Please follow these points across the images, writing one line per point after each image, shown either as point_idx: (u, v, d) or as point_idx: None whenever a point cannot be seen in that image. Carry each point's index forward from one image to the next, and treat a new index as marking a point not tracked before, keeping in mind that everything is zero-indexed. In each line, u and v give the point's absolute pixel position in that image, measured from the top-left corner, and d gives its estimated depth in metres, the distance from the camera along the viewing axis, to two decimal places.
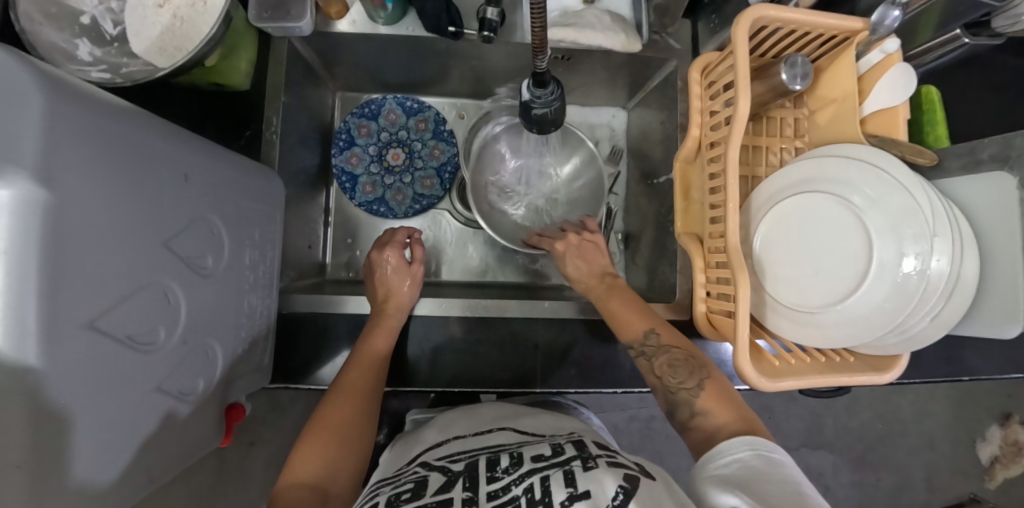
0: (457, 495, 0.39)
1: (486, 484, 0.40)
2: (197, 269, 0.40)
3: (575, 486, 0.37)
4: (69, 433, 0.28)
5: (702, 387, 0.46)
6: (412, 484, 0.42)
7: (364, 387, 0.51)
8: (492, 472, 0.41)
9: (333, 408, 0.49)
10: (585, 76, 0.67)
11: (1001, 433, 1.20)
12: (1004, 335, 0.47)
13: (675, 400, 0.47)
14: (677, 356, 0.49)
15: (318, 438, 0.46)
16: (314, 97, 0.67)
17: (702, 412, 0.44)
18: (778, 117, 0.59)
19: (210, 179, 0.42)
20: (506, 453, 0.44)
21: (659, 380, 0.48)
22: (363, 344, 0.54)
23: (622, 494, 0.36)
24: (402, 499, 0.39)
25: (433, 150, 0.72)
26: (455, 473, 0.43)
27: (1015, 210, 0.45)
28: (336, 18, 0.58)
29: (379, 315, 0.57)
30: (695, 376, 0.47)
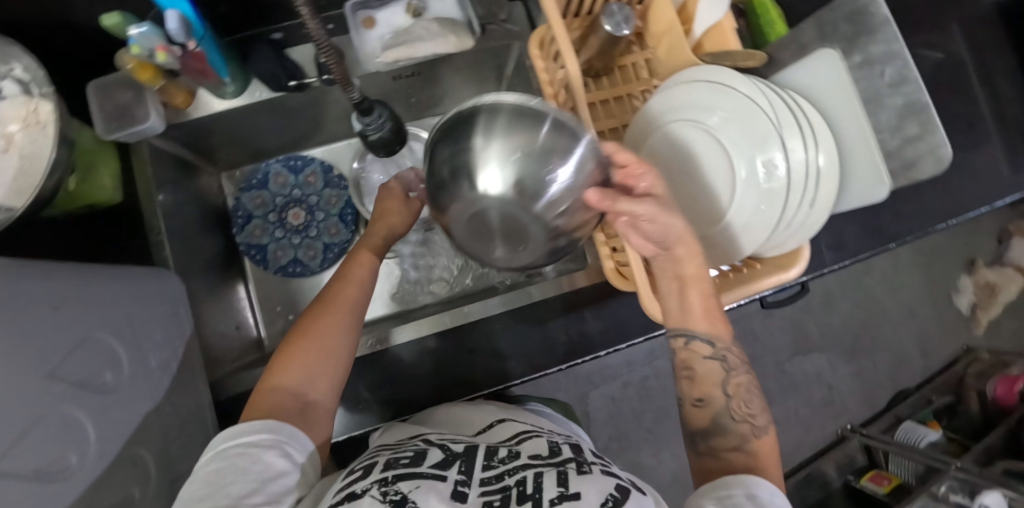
0: (452, 475, 0.40)
1: (480, 471, 0.41)
2: (98, 389, 0.40)
3: (565, 485, 0.37)
4: None
5: (769, 431, 0.45)
6: (411, 451, 0.44)
7: (351, 307, 0.51)
8: (491, 461, 0.43)
9: (312, 326, 0.48)
10: (445, 83, 0.69)
11: (971, 279, 1.24)
12: (876, 200, 0.49)
13: (725, 429, 0.45)
14: (748, 386, 0.47)
15: (297, 352, 0.47)
16: (197, 185, 0.67)
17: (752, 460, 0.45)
18: (628, 63, 0.61)
19: (85, 300, 0.42)
20: (503, 448, 0.46)
21: (730, 403, 0.46)
22: (342, 272, 0.54)
23: (613, 500, 0.37)
24: (401, 463, 0.41)
25: (330, 198, 0.73)
26: (454, 454, 0.44)
27: (846, 85, 0.47)
28: (185, 106, 0.59)
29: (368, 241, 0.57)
30: (765, 411, 0.46)
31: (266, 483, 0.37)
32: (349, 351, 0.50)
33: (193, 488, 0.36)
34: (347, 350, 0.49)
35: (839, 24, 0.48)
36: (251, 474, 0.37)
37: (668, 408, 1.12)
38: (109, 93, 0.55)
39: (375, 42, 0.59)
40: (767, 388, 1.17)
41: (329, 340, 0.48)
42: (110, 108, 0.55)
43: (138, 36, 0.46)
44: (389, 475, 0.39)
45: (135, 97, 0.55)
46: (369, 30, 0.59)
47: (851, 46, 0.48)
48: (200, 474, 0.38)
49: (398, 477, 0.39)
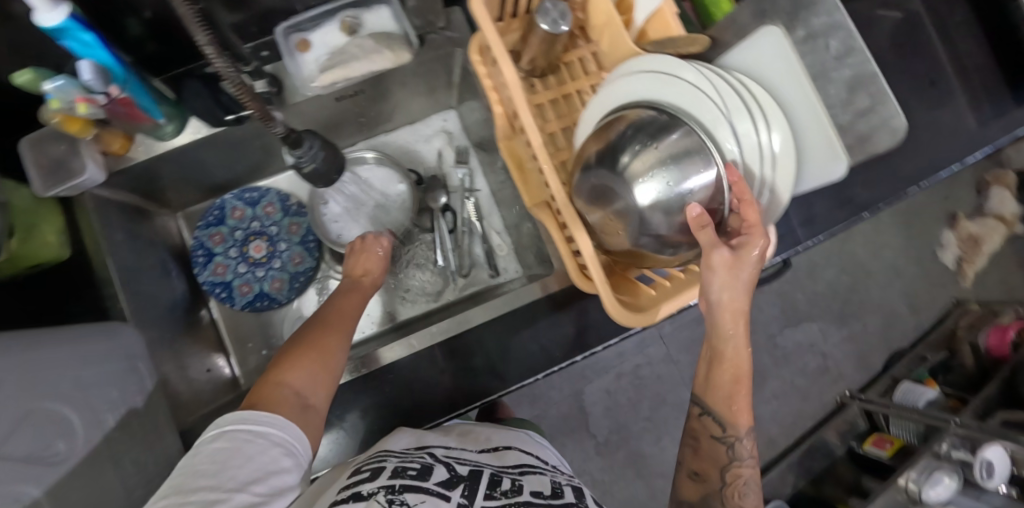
0: (456, 498, 0.42)
1: (483, 498, 0.43)
2: (48, 460, 0.39)
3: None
4: None
5: None
6: (418, 464, 0.44)
7: (343, 329, 0.53)
8: (491, 491, 0.44)
9: (309, 341, 0.49)
10: (393, 97, 0.68)
11: (954, 234, 1.23)
12: (834, 179, 0.48)
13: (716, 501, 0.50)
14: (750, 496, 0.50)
15: (297, 358, 0.47)
16: (150, 229, 0.66)
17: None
18: (573, 59, 0.59)
19: (28, 369, 0.41)
20: (507, 478, 0.48)
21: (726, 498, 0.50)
22: (332, 304, 0.57)
23: None
24: (408, 475, 0.42)
25: (291, 227, 0.71)
26: (457, 475, 0.45)
27: (791, 60, 0.45)
28: (124, 151, 0.57)
29: (353, 284, 0.60)
30: None
31: (269, 474, 0.35)
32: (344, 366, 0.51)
33: (189, 466, 0.34)
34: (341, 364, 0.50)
35: (778, 1, 0.48)
36: (255, 464, 0.35)
37: (665, 395, 1.11)
38: (41, 145, 0.54)
39: (312, 64, 0.57)
40: (761, 364, 1.16)
41: (326, 352, 0.49)
42: (44, 162, 0.54)
43: (54, 91, 0.44)
44: (397, 485, 0.40)
45: (69, 148, 0.54)
46: (305, 54, 0.57)
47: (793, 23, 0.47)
48: (201, 449, 0.35)
49: (405, 488, 0.40)
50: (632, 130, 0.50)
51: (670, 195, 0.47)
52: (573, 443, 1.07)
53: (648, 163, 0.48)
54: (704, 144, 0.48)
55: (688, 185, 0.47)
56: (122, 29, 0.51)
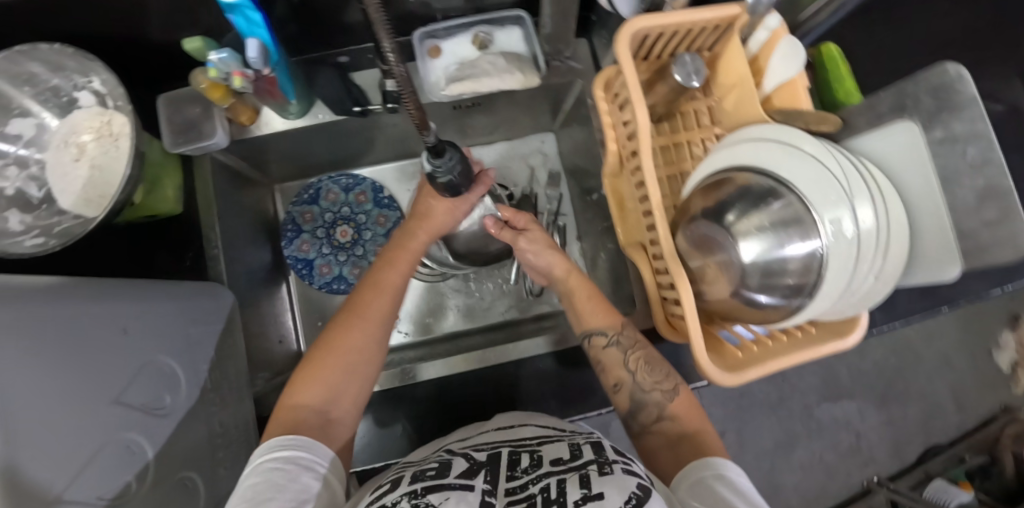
0: (479, 484, 0.39)
1: (506, 481, 0.40)
2: (156, 412, 0.41)
3: (589, 487, 0.37)
4: None
5: (677, 391, 0.50)
6: (437, 463, 0.43)
7: (375, 318, 0.50)
8: (513, 471, 0.42)
9: (335, 339, 0.48)
10: (501, 112, 0.69)
11: (1014, 336, 1.20)
12: (945, 279, 0.47)
13: (643, 398, 0.50)
14: (653, 354, 0.51)
15: (318, 369, 0.47)
16: (250, 198, 0.68)
17: (671, 416, 0.48)
18: (690, 110, 0.60)
19: (150, 321, 0.43)
20: (526, 454, 0.45)
21: (634, 374, 0.50)
22: (374, 275, 0.53)
23: (635, 499, 0.35)
24: (427, 475, 0.41)
25: (378, 218, 0.73)
26: (477, 462, 0.43)
27: (922, 155, 0.45)
28: (250, 123, 0.59)
29: (408, 231, 0.56)
30: (668, 377, 0.50)
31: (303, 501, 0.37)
32: (374, 359, 0.49)
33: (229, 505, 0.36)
34: (369, 364, 0.49)
35: (921, 97, 0.44)
36: (290, 491, 0.37)
37: None
38: (177, 105, 0.57)
39: (439, 72, 0.59)
40: (793, 432, 1.13)
41: (352, 359, 0.47)
42: (176, 121, 0.56)
43: (217, 62, 0.47)
44: (419, 487, 0.38)
45: (203, 113, 0.56)
46: (435, 60, 0.59)
47: None
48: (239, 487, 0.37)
49: (427, 490, 0.38)
50: (738, 194, 0.50)
51: (767, 258, 0.47)
52: None
53: (751, 223, 0.48)
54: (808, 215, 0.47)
55: (787, 251, 0.47)
56: (272, 11, 0.52)
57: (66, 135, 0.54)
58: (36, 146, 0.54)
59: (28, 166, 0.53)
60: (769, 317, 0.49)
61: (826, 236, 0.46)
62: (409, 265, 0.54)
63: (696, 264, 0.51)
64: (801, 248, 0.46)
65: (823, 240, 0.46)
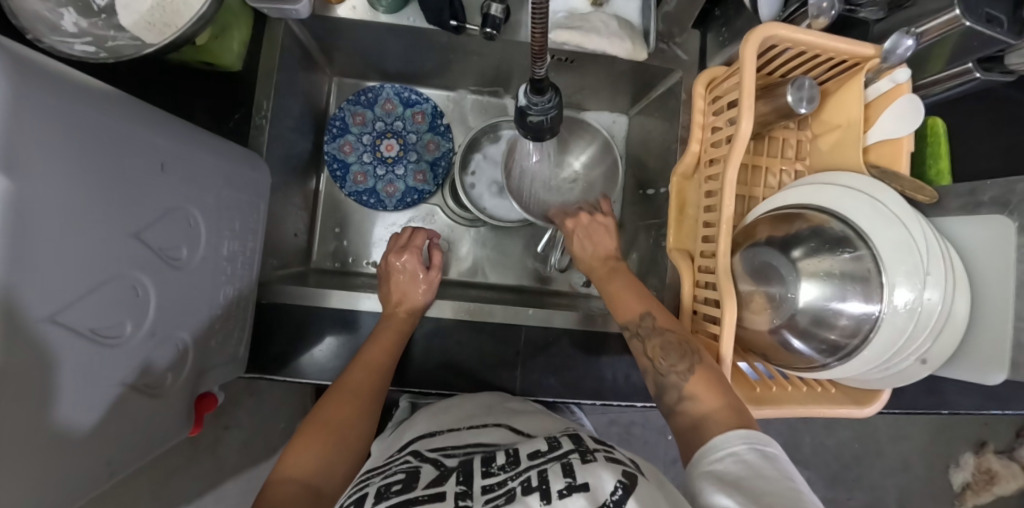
0: (450, 488, 0.34)
1: (481, 479, 0.35)
2: (170, 261, 0.39)
3: (573, 476, 0.32)
4: (35, 413, 0.27)
5: (692, 371, 0.44)
6: (404, 473, 0.37)
7: (359, 390, 0.49)
8: (489, 467, 0.36)
9: (323, 409, 0.47)
10: (587, 79, 0.66)
11: (974, 460, 1.22)
12: (986, 382, 0.47)
13: (664, 383, 0.45)
14: (671, 340, 0.47)
15: (310, 440, 0.43)
16: (308, 81, 0.65)
17: (690, 398, 0.42)
18: (781, 137, 0.57)
19: (188, 164, 0.41)
20: (502, 452, 0.39)
21: (652, 363, 0.47)
22: (361, 353, 0.52)
23: (622, 489, 0.31)
24: (392, 490, 0.34)
25: (428, 143, 0.72)
26: (448, 469, 0.37)
27: (1011, 254, 0.44)
28: (336, 3, 0.55)
29: (390, 317, 0.56)
30: (687, 359, 0.45)
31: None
32: (364, 430, 0.47)
33: None
34: (354, 431, 0.46)
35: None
36: None
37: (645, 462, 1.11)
38: None
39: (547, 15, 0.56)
40: None
41: (338, 422, 0.45)
42: None
43: None
44: None
45: None
46: None
47: None
48: None
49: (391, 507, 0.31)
50: (810, 232, 0.48)
51: (819, 306, 0.46)
52: None
53: (819, 266, 0.47)
54: (871, 276, 0.45)
55: (843, 306, 0.45)
56: None
57: None
58: None
59: None
60: (793, 364, 0.49)
61: (889, 303, 0.44)
62: (408, 316, 0.57)
63: (745, 289, 0.49)
64: (851, 306, 0.45)
65: (883, 307, 0.44)
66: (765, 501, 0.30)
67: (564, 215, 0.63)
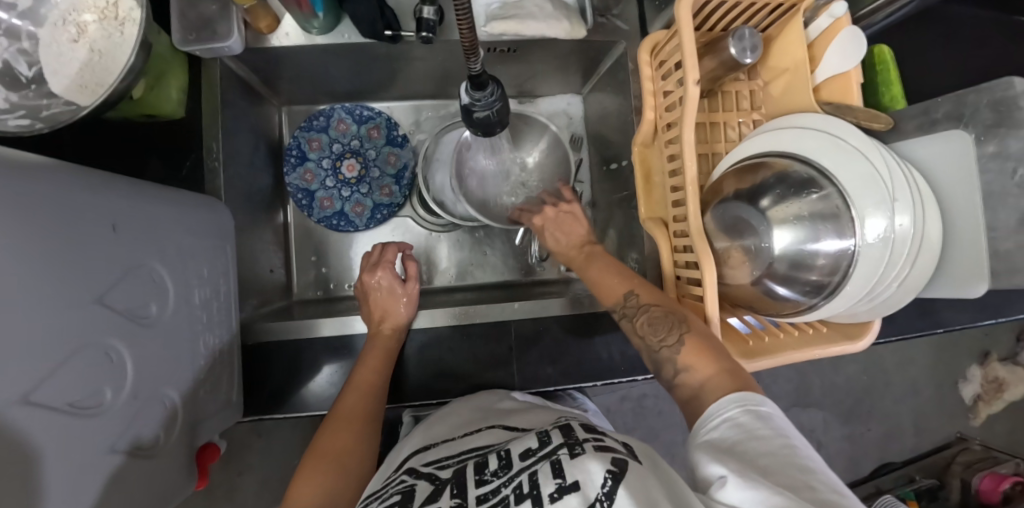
0: (445, 503, 0.34)
1: (475, 488, 0.35)
2: (139, 319, 0.38)
3: (563, 476, 0.32)
4: (18, 504, 0.26)
5: (683, 341, 0.43)
6: (399, 494, 0.37)
7: (355, 414, 0.49)
8: (482, 475, 0.36)
9: (322, 438, 0.47)
10: (533, 66, 0.66)
11: (981, 371, 1.25)
12: (967, 295, 0.48)
13: (657, 358, 0.45)
14: (656, 314, 0.47)
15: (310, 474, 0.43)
16: (257, 115, 0.64)
17: (685, 368, 0.42)
18: (733, 90, 0.58)
19: (142, 220, 0.40)
20: (495, 454, 0.39)
21: (642, 339, 0.47)
22: (352, 379, 0.52)
23: (611, 479, 0.31)
24: None
25: (388, 156, 0.72)
26: (442, 481, 0.37)
27: (973, 167, 0.44)
28: (268, 32, 0.55)
29: (375, 336, 0.56)
30: (675, 331, 0.44)
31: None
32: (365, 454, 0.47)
33: None
34: (356, 454, 0.46)
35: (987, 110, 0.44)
36: None
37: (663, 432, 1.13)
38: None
39: (481, 9, 0.55)
40: None
41: (339, 447, 0.46)
42: (190, 17, 0.51)
43: None
44: None
45: (220, 11, 0.51)
46: None
47: (988, 134, 0.45)
48: None
49: None
50: (775, 179, 0.49)
51: (795, 250, 0.47)
52: None
53: (789, 211, 0.48)
54: (842, 212, 0.46)
55: (818, 246, 0.46)
56: None
57: (65, 12, 0.48)
58: (30, 19, 0.48)
59: (20, 40, 0.47)
60: (782, 312, 0.49)
61: (862, 236, 0.45)
62: (393, 335, 0.56)
63: (722, 246, 0.49)
64: (825, 244, 0.46)
65: (858, 240, 0.45)
66: (761, 466, 0.30)
67: (528, 214, 0.64)
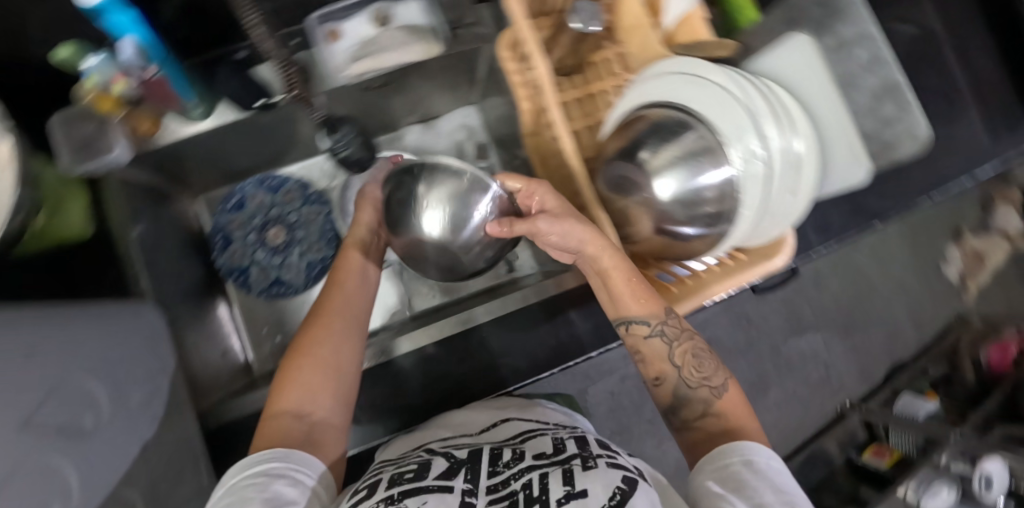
0: (458, 484, 0.39)
1: (487, 477, 0.40)
2: (76, 432, 0.40)
3: (573, 484, 0.36)
4: None
5: (727, 387, 0.47)
6: (416, 465, 0.43)
7: (322, 360, 0.47)
8: (494, 466, 0.42)
9: (282, 384, 0.46)
10: (417, 91, 0.68)
11: (960, 250, 1.29)
12: (860, 183, 0.48)
13: (686, 394, 0.47)
14: (703, 352, 0.49)
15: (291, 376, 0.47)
16: (169, 211, 0.66)
17: (715, 414, 0.45)
18: (600, 59, 0.61)
19: (57, 343, 0.41)
20: (507, 450, 0.45)
21: (678, 369, 0.48)
22: (318, 310, 0.52)
23: (619, 495, 0.34)
24: (404, 477, 0.40)
25: (309, 215, 0.74)
26: (457, 461, 0.44)
27: (819, 65, 0.45)
28: (152, 132, 0.58)
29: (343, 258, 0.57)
30: (719, 372, 0.48)
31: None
32: (338, 397, 0.47)
33: None
34: (327, 408, 0.46)
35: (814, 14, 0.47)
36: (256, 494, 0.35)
37: None
38: (71, 122, 0.53)
39: (342, 55, 0.58)
40: (765, 372, 1.20)
41: (307, 397, 0.45)
42: (74, 139, 0.52)
43: (95, 67, 0.50)
44: (394, 493, 0.37)
45: (97, 129, 0.53)
46: (336, 43, 0.58)
47: (824, 33, 0.47)
48: None
49: (403, 496, 0.37)
50: (649, 130, 0.51)
51: (683, 190, 0.48)
52: None
53: (663, 159, 0.49)
54: (717, 145, 0.47)
55: (702, 181, 0.48)
56: (157, 16, 0.55)
57: None
58: None
59: None
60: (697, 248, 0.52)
61: (737, 163, 0.46)
62: (360, 280, 0.56)
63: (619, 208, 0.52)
64: (712, 177, 0.47)
65: (735, 167, 0.46)
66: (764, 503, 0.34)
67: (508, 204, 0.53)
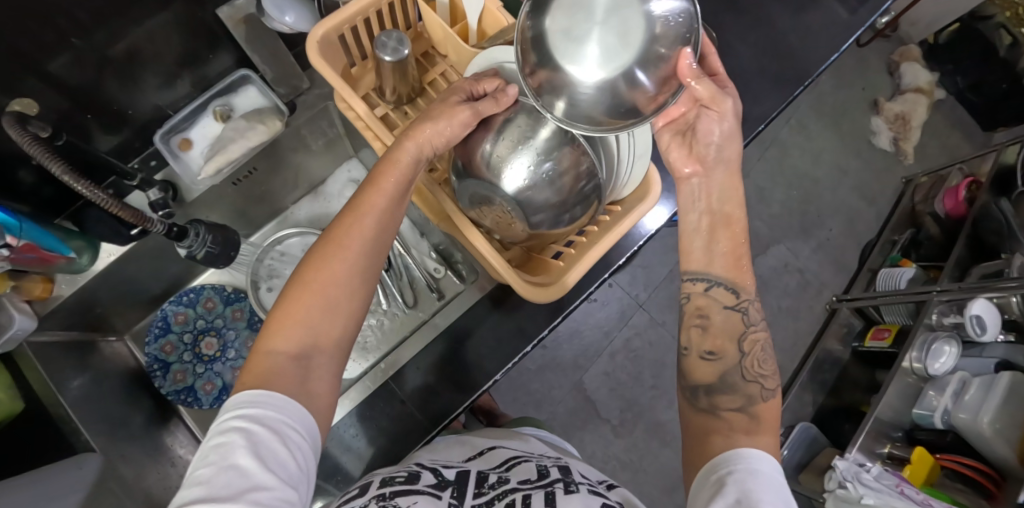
0: (446, 498, 0.39)
1: (472, 498, 0.40)
2: None
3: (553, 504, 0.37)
4: None
5: (775, 390, 0.40)
6: (406, 473, 0.42)
7: (342, 277, 0.38)
8: (479, 488, 0.42)
9: (286, 312, 0.36)
10: (290, 167, 0.71)
11: (883, 117, 1.32)
12: None
13: (727, 377, 0.40)
14: (765, 345, 0.42)
15: (296, 304, 0.36)
16: (95, 358, 0.67)
17: (755, 403, 0.38)
18: (434, 76, 0.61)
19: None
20: (494, 475, 0.45)
21: (744, 356, 0.41)
22: (330, 236, 0.39)
23: None
24: (396, 480, 0.40)
25: (234, 314, 0.77)
26: (446, 479, 0.42)
27: None
28: (46, 296, 0.58)
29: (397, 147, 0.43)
30: (775, 372, 0.41)
31: (248, 490, 0.26)
32: (346, 331, 0.38)
33: None
34: (327, 354, 0.36)
35: None
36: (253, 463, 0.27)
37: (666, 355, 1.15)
38: None
39: (197, 160, 0.61)
40: None
41: (308, 336, 0.36)
42: None
43: None
44: (387, 491, 0.38)
45: None
46: (189, 151, 0.61)
47: None
48: None
49: (395, 493, 0.38)
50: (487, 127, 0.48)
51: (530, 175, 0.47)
52: (591, 432, 1.09)
53: (507, 150, 0.47)
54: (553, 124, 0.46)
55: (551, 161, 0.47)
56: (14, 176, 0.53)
57: None
58: None
59: None
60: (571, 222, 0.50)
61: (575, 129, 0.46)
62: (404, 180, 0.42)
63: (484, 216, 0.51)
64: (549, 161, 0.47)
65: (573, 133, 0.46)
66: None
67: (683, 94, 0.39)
